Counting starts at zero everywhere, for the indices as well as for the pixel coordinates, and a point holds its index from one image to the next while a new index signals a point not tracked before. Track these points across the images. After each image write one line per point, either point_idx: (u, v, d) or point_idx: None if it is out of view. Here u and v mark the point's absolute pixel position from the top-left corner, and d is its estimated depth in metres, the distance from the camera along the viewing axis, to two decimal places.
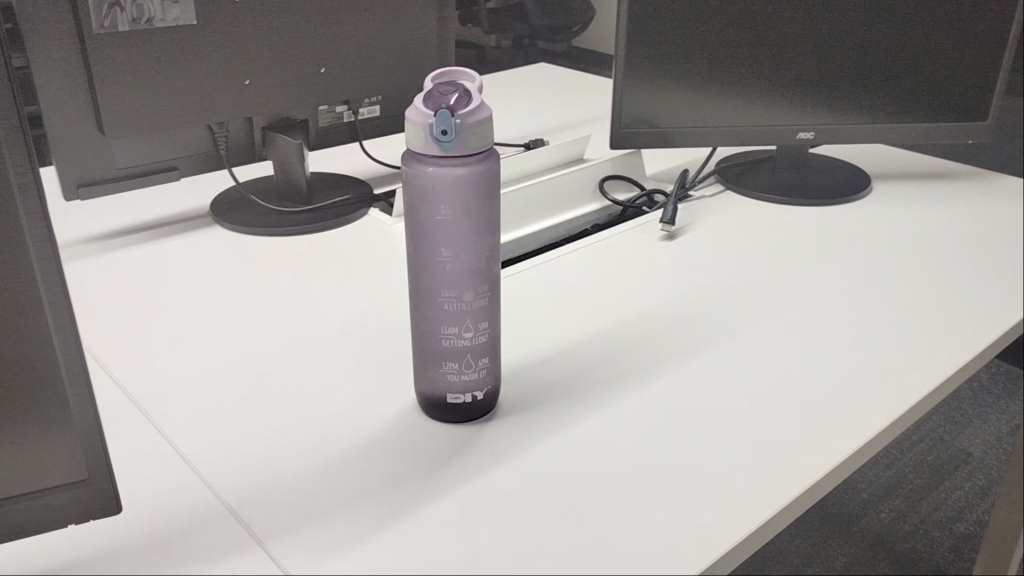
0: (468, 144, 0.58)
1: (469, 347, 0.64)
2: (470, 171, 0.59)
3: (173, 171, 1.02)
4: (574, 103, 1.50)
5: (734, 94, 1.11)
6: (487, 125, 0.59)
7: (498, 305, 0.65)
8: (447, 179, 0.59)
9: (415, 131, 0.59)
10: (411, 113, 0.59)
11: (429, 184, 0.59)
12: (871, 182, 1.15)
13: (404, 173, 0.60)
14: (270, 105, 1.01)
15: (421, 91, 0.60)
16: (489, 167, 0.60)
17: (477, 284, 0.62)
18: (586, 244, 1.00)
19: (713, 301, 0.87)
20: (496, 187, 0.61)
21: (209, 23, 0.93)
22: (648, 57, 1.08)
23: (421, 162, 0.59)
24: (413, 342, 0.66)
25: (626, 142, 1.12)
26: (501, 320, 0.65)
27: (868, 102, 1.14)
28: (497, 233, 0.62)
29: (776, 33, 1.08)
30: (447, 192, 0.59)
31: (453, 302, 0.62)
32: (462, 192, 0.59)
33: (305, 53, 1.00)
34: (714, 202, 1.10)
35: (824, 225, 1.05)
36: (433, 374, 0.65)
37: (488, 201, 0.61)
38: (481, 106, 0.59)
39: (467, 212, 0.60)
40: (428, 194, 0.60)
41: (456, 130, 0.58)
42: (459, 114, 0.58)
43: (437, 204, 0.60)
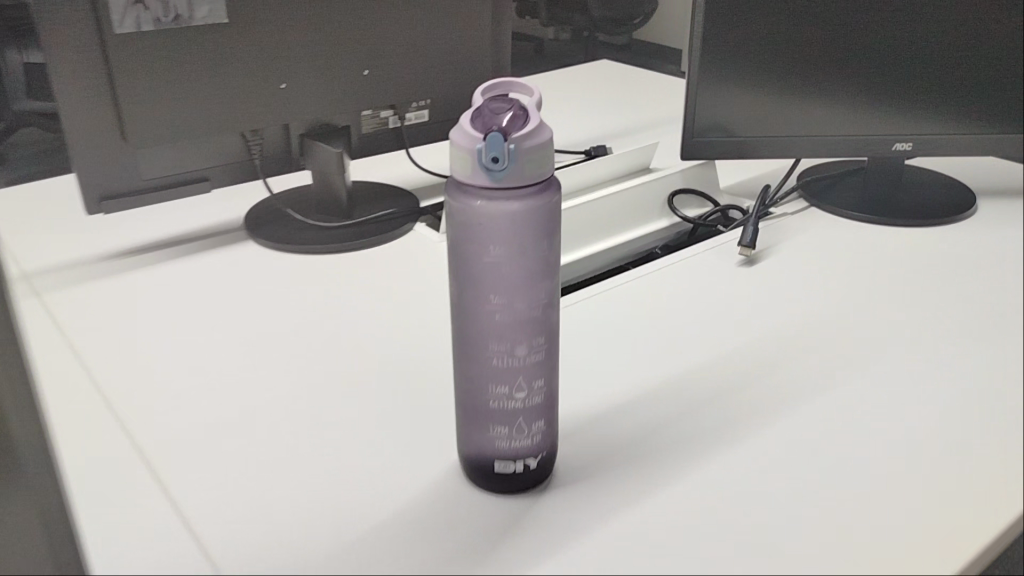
0: (523, 173, 0.49)
1: (521, 409, 0.54)
2: (525, 204, 0.49)
3: (204, 181, 0.93)
4: (639, 105, 1.39)
5: (824, 99, 0.99)
6: (547, 149, 0.49)
7: (556, 359, 0.55)
8: (498, 215, 0.49)
9: (461, 157, 0.49)
10: (457, 135, 0.49)
11: (476, 219, 0.50)
12: (978, 200, 1.02)
13: (448, 206, 0.51)
14: (307, 111, 0.93)
15: (469, 110, 0.50)
16: (549, 199, 0.50)
17: (531, 337, 0.52)
18: (655, 268, 0.89)
19: (803, 344, 0.75)
20: (556, 223, 0.51)
21: (242, 22, 0.84)
22: (728, 58, 0.96)
23: (467, 194, 0.50)
24: (457, 400, 0.56)
25: (697, 152, 1.01)
26: (558, 377, 0.55)
27: (973, 110, 1.01)
28: (556, 277, 0.52)
29: (872, 32, 0.95)
30: (498, 229, 0.50)
31: (503, 358, 0.52)
32: (515, 230, 0.50)
33: (346, 54, 0.92)
34: (798, 220, 0.98)
35: (926, 249, 0.92)
36: (479, 438, 0.56)
37: (546, 240, 0.51)
38: (539, 127, 0.49)
39: (522, 253, 0.50)
40: (475, 231, 0.50)
41: (509, 156, 0.48)
42: (513, 137, 0.48)
43: (485, 243, 0.50)
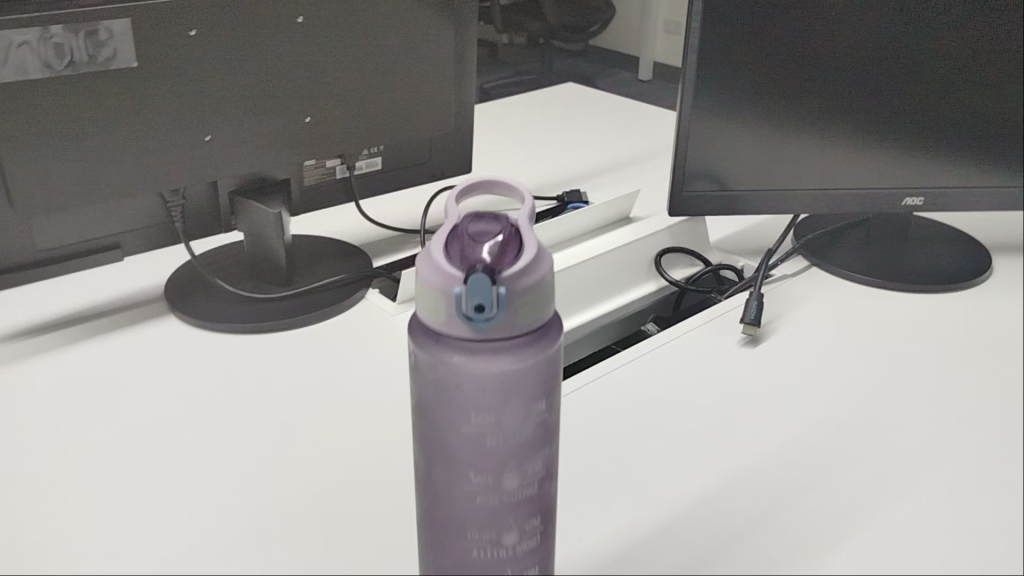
0: (516, 321, 0.36)
1: None
2: (518, 362, 0.37)
3: (114, 248, 0.79)
4: (610, 137, 1.28)
5: (828, 147, 0.89)
6: (547, 286, 0.37)
7: (552, 534, 0.43)
8: (483, 378, 0.37)
9: (431, 299, 0.37)
10: (425, 269, 0.37)
11: (452, 381, 0.38)
12: (992, 259, 0.93)
13: (413, 357, 0.39)
14: (242, 164, 0.79)
15: (444, 234, 0.38)
16: (549, 352, 0.38)
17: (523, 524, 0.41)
18: (648, 350, 0.78)
19: (823, 463, 0.66)
20: (557, 378, 0.40)
21: (158, 65, 0.71)
22: (724, 102, 0.85)
23: (440, 348, 0.37)
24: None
25: (688, 205, 0.89)
26: (554, 553, 0.44)
27: (987, 159, 0.92)
28: (555, 441, 0.41)
29: (884, 74, 0.85)
30: (482, 396, 0.38)
31: (486, 548, 0.41)
32: (505, 395, 0.38)
33: (287, 99, 0.79)
34: (801, 285, 0.88)
35: (945, 325, 0.83)
36: None
37: (544, 401, 0.39)
38: (534, 258, 0.37)
39: (513, 423, 0.38)
40: (452, 394, 0.38)
41: (497, 302, 0.35)
42: (502, 276, 0.36)
43: (465, 411, 0.38)
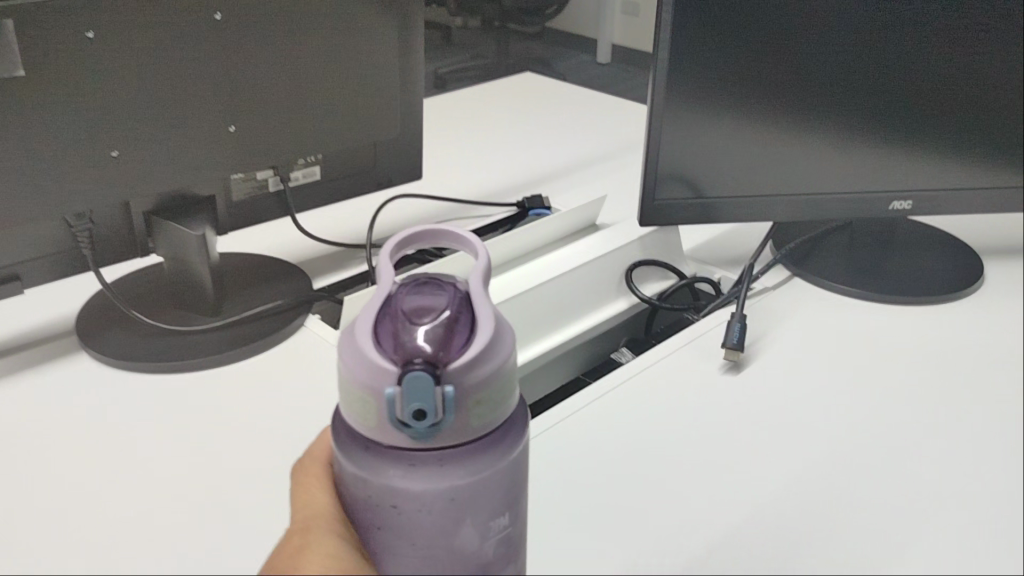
0: (466, 423, 0.33)
1: None
2: (469, 483, 0.34)
3: (13, 282, 0.69)
4: (572, 133, 1.20)
5: (809, 149, 0.82)
6: (501, 378, 0.34)
7: None
8: (428, 499, 0.34)
9: (363, 401, 0.33)
10: (355, 361, 0.33)
11: (391, 500, 0.34)
12: (982, 266, 0.88)
13: (347, 467, 0.35)
14: (160, 182, 0.70)
15: (378, 316, 0.34)
16: (504, 462, 0.35)
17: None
18: (621, 380, 0.71)
19: (822, 516, 0.60)
20: (513, 488, 0.36)
21: (49, 72, 0.61)
22: (698, 102, 0.78)
23: (381, 460, 0.34)
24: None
25: (660, 214, 0.82)
26: None
27: (975, 158, 0.86)
28: (514, 542, 0.38)
29: (871, 70, 0.78)
30: (428, 517, 0.35)
31: None
32: (453, 514, 0.35)
33: (210, 107, 0.69)
34: (783, 301, 0.81)
35: (939, 341, 0.77)
36: None
37: (502, 509, 0.36)
38: (485, 345, 0.33)
39: (464, 542, 0.36)
40: (394, 508, 0.35)
41: (441, 406, 0.32)
42: (448, 372, 0.32)
43: (413, 526, 0.35)
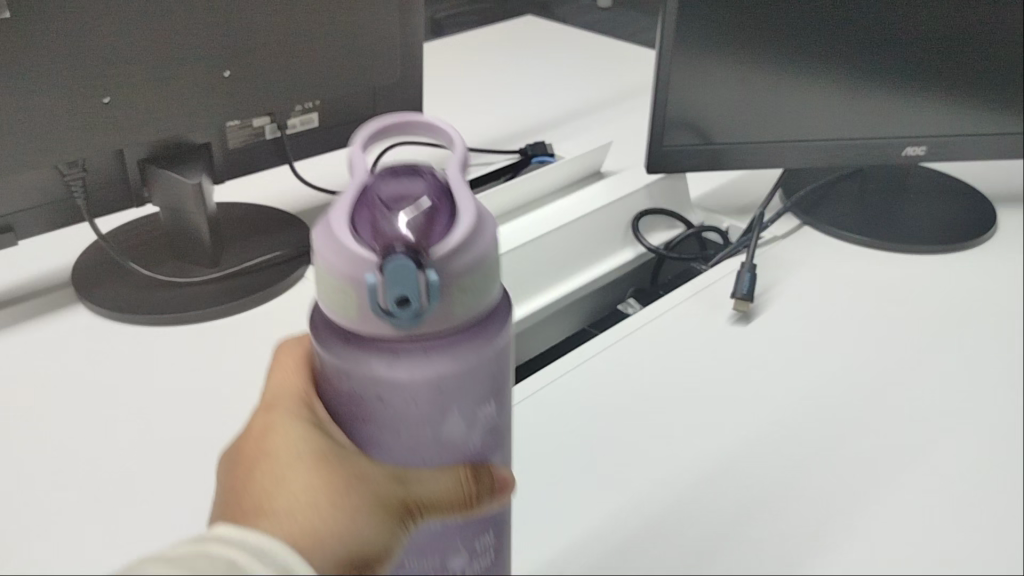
0: (451, 310, 0.31)
1: None
2: (458, 373, 0.32)
3: (8, 231, 0.68)
4: (575, 78, 1.17)
5: (822, 93, 0.80)
6: (485, 264, 0.32)
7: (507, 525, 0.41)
8: (415, 391, 0.32)
9: (342, 291, 0.31)
10: (330, 250, 0.31)
11: (376, 392, 0.32)
12: (995, 214, 0.86)
13: (327, 362, 0.33)
14: (154, 129, 0.68)
15: (351, 206, 0.32)
16: (491, 350, 0.33)
17: (472, 544, 0.37)
18: (628, 331, 0.70)
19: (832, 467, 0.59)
20: (502, 380, 0.35)
21: (35, 13, 0.58)
22: (710, 43, 0.75)
23: (361, 354, 0.32)
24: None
25: (667, 161, 0.80)
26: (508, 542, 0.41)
27: (992, 103, 0.84)
28: (502, 440, 0.37)
29: (890, 10, 0.76)
30: (416, 410, 0.33)
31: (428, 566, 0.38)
32: (441, 407, 0.33)
33: (204, 51, 0.67)
34: (792, 250, 0.80)
35: (950, 290, 0.76)
36: None
37: (491, 401, 0.34)
38: (469, 229, 0.31)
39: (452, 436, 0.34)
40: (378, 405, 0.33)
41: (427, 294, 0.30)
42: (432, 260, 0.30)
43: (398, 423, 0.33)
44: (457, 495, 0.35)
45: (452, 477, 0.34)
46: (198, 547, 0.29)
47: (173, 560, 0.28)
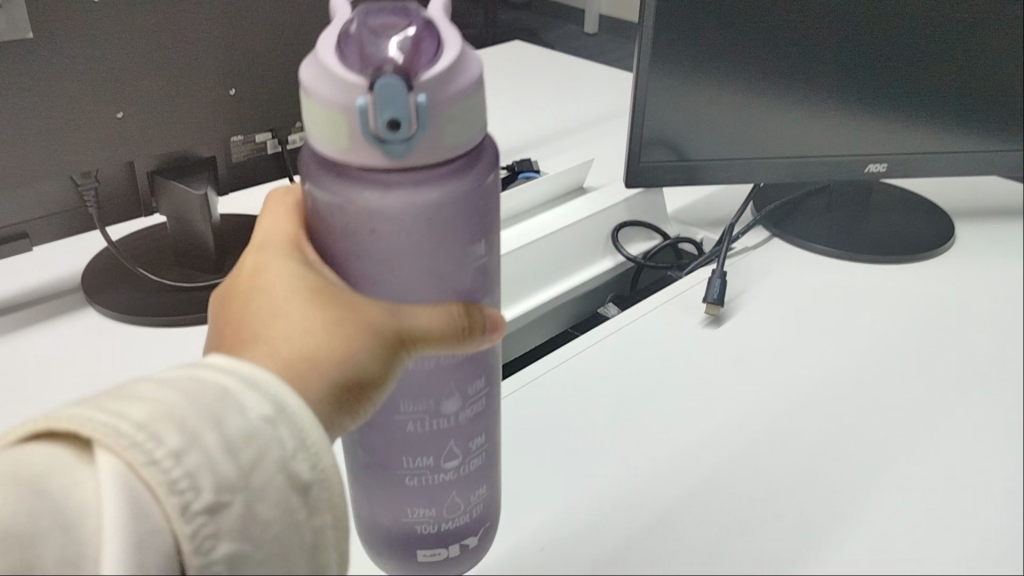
0: (441, 139, 0.33)
1: (448, 482, 0.42)
2: (446, 205, 0.34)
3: (24, 237, 0.72)
4: (560, 100, 1.22)
5: (791, 113, 0.85)
6: (473, 97, 0.33)
7: (495, 387, 0.43)
8: (406, 222, 0.34)
9: (333, 120, 0.32)
10: (321, 80, 0.32)
11: (368, 225, 0.34)
12: (954, 228, 0.92)
13: (319, 197, 0.35)
14: (163, 143, 0.72)
15: (341, 42, 0.33)
16: (476, 187, 0.35)
17: (464, 387, 0.40)
18: (607, 333, 0.74)
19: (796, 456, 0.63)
20: (488, 218, 0.37)
21: (57, 34, 0.63)
22: (684, 65, 0.80)
23: (355, 186, 0.34)
24: (352, 471, 0.43)
25: (646, 176, 0.85)
26: (496, 411, 0.43)
27: (949, 124, 0.90)
28: (488, 280, 0.39)
29: (851, 36, 0.81)
30: (406, 242, 0.35)
31: (418, 417, 0.39)
32: (430, 239, 0.35)
33: (211, 70, 0.72)
34: (762, 260, 0.85)
35: (909, 296, 0.81)
36: (388, 504, 0.43)
37: (476, 238, 0.37)
38: (454, 60, 0.33)
39: (442, 271, 0.36)
40: (370, 238, 0.35)
41: (415, 115, 0.31)
42: (420, 83, 0.32)
43: (389, 253, 0.35)
44: (449, 329, 0.36)
45: (441, 310, 0.36)
46: (191, 370, 0.29)
47: (165, 382, 0.28)
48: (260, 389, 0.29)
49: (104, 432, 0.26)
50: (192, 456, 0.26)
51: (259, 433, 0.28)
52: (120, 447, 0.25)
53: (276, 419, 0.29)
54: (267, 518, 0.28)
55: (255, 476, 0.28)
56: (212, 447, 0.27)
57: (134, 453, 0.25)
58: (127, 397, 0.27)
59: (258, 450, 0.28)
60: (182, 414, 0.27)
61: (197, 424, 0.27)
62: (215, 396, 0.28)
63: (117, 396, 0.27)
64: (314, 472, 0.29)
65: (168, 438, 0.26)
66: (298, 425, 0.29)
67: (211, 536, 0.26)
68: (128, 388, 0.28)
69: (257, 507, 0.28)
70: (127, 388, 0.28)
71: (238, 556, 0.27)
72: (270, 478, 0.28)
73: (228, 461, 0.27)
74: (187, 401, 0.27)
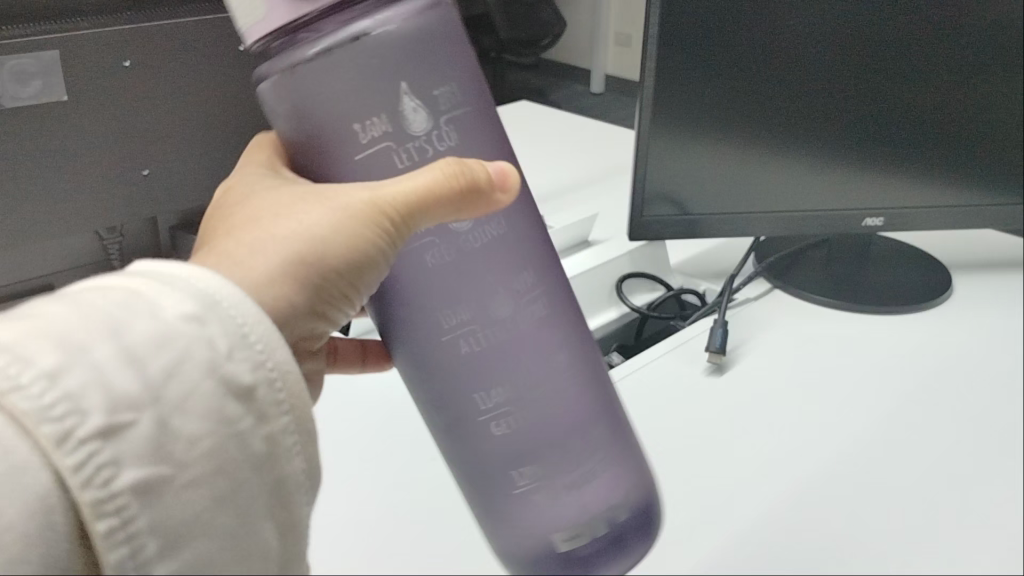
0: None
1: (540, 423, 0.40)
2: (375, 40, 0.37)
3: (50, 289, 0.75)
4: (565, 156, 1.26)
5: (787, 167, 0.88)
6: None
7: (565, 300, 0.42)
8: (339, 62, 0.37)
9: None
10: None
11: (315, 90, 0.37)
12: (952, 279, 0.94)
13: (269, 87, 0.38)
14: (183, 199, 0.75)
15: None
16: (410, 27, 0.37)
17: (506, 280, 0.40)
18: (613, 381, 0.76)
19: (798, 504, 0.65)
20: (445, 61, 0.38)
21: (89, 98, 0.66)
22: (682, 122, 0.84)
23: (293, 52, 0.37)
24: (458, 465, 0.42)
25: (649, 229, 0.88)
26: (578, 330, 0.42)
27: (943, 179, 0.92)
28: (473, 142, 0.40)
29: (842, 95, 0.84)
30: (346, 86, 0.37)
31: (470, 339, 0.39)
32: (371, 81, 0.37)
33: (232, 130, 0.75)
34: (764, 311, 0.87)
35: (908, 345, 0.83)
36: (500, 481, 0.41)
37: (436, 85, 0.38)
38: None
39: (399, 119, 0.38)
40: (320, 104, 0.37)
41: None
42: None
43: (343, 110, 0.37)
44: (434, 193, 0.36)
45: (431, 174, 0.36)
46: (105, 279, 0.31)
47: (69, 297, 0.30)
48: (184, 287, 0.30)
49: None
50: (76, 373, 0.27)
51: (170, 341, 0.29)
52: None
53: (201, 320, 0.30)
54: (188, 433, 0.28)
55: (168, 389, 0.28)
56: (106, 359, 0.28)
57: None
58: (20, 318, 0.29)
59: (168, 360, 0.29)
60: (72, 331, 0.28)
61: (90, 336, 0.28)
62: (119, 307, 0.29)
63: (13, 320, 0.29)
64: (255, 373, 0.30)
65: (45, 359, 0.27)
66: (233, 317, 0.30)
67: (109, 464, 0.27)
68: (28, 308, 0.30)
69: (175, 422, 0.28)
70: (28, 308, 0.30)
71: (150, 480, 0.28)
72: (192, 385, 0.29)
73: (125, 375, 0.28)
74: (82, 318, 0.28)
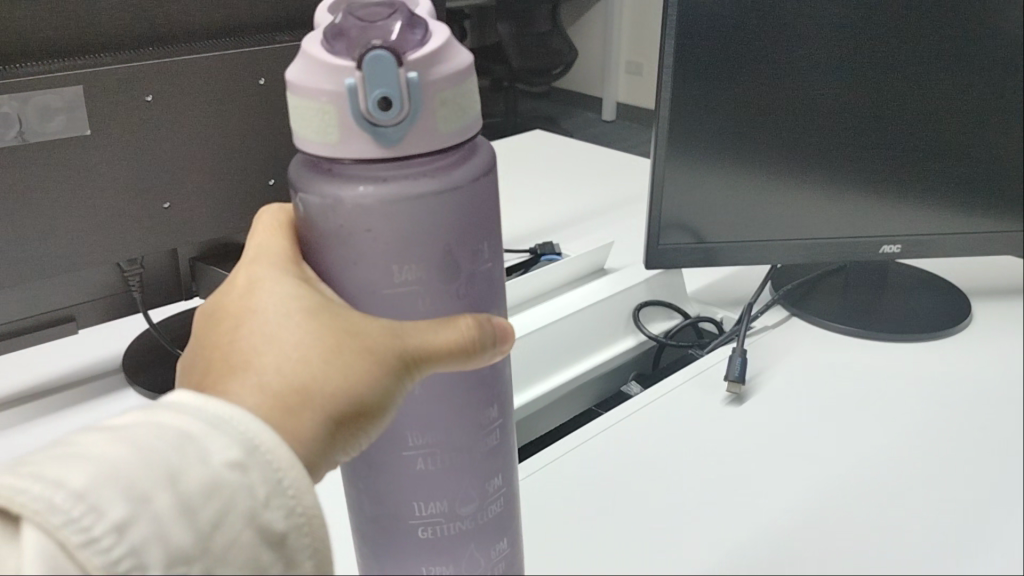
0: (439, 126, 0.36)
1: (462, 519, 0.43)
2: (437, 198, 0.37)
3: (70, 320, 0.75)
4: (581, 185, 1.26)
5: (804, 195, 0.88)
6: (463, 81, 0.36)
7: (510, 407, 0.45)
8: (404, 213, 0.37)
9: (323, 114, 0.35)
10: (311, 81, 0.35)
11: (363, 225, 0.37)
12: (971, 307, 0.93)
13: (313, 205, 0.38)
14: (202, 231, 0.76)
15: (331, 31, 0.37)
16: (464, 186, 0.38)
17: (476, 418, 0.42)
18: (632, 410, 0.76)
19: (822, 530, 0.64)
20: (483, 216, 0.39)
21: (110, 131, 0.67)
22: (700, 152, 0.84)
23: (335, 184, 0.37)
24: (360, 525, 0.45)
25: (664, 258, 0.88)
26: (511, 431, 0.45)
27: (960, 204, 0.92)
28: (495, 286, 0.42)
29: (858, 124, 0.85)
30: (396, 235, 0.37)
31: (417, 458, 0.41)
32: (421, 224, 0.37)
33: (252, 163, 0.76)
34: (782, 339, 0.87)
35: (929, 373, 0.82)
36: (410, 557, 0.44)
37: (479, 240, 0.40)
38: (438, 46, 0.36)
39: (438, 263, 0.39)
40: (358, 236, 0.37)
41: (407, 92, 0.34)
42: (410, 61, 0.35)
43: (395, 251, 0.38)
44: (455, 349, 0.37)
45: (456, 331, 0.37)
46: (151, 416, 0.32)
47: (121, 438, 0.31)
48: (229, 431, 0.32)
49: (42, 508, 0.28)
50: (139, 526, 0.29)
51: (218, 490, 0.31)
52: (54, 524, 0.28)
53: (243, 468, 0.32)
54: None
55: (215, 540, 0.31)
56: (164, 508, 0.30)
57: (70, 530, 0.28)
58: (76, 459, 0.30)
59: (215, 509, 0.31)
60: (131, 481, 0.30)
61: (149, 486, 0.30)
62: (172, 453, 0.31)
63: (65, 459, 0.30)
64: (288, 520, 0.33)
65: (112, 511, 0.29)
66: (271, 464, 0.32)
67: None
68: (80, 446, 0.31)
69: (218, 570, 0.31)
70: (79, 446, 0.31)
71: None
72: (236, 534, 0.31)
73: (183, 526, 0.30)
74: (138, 466, 0.30)
